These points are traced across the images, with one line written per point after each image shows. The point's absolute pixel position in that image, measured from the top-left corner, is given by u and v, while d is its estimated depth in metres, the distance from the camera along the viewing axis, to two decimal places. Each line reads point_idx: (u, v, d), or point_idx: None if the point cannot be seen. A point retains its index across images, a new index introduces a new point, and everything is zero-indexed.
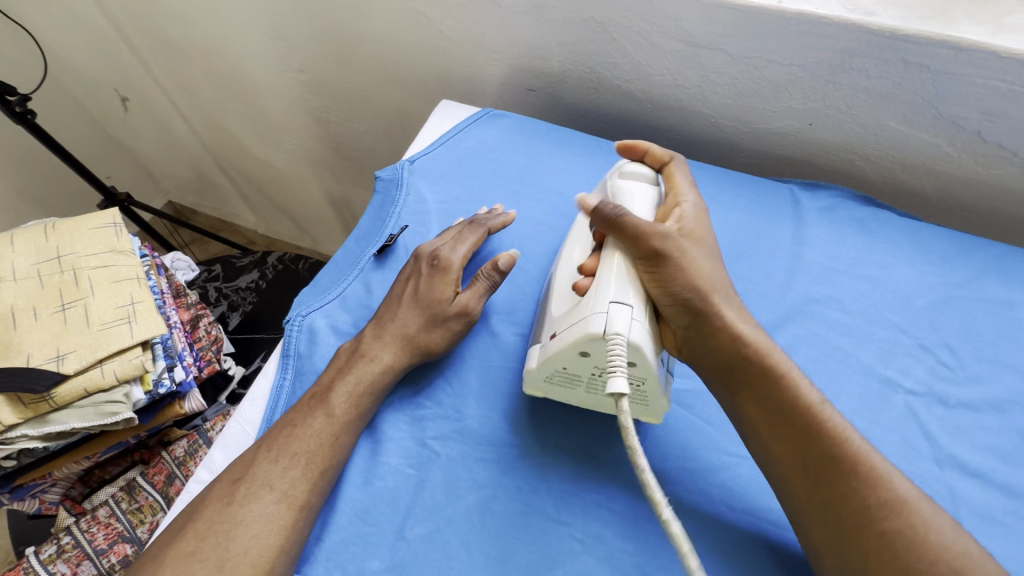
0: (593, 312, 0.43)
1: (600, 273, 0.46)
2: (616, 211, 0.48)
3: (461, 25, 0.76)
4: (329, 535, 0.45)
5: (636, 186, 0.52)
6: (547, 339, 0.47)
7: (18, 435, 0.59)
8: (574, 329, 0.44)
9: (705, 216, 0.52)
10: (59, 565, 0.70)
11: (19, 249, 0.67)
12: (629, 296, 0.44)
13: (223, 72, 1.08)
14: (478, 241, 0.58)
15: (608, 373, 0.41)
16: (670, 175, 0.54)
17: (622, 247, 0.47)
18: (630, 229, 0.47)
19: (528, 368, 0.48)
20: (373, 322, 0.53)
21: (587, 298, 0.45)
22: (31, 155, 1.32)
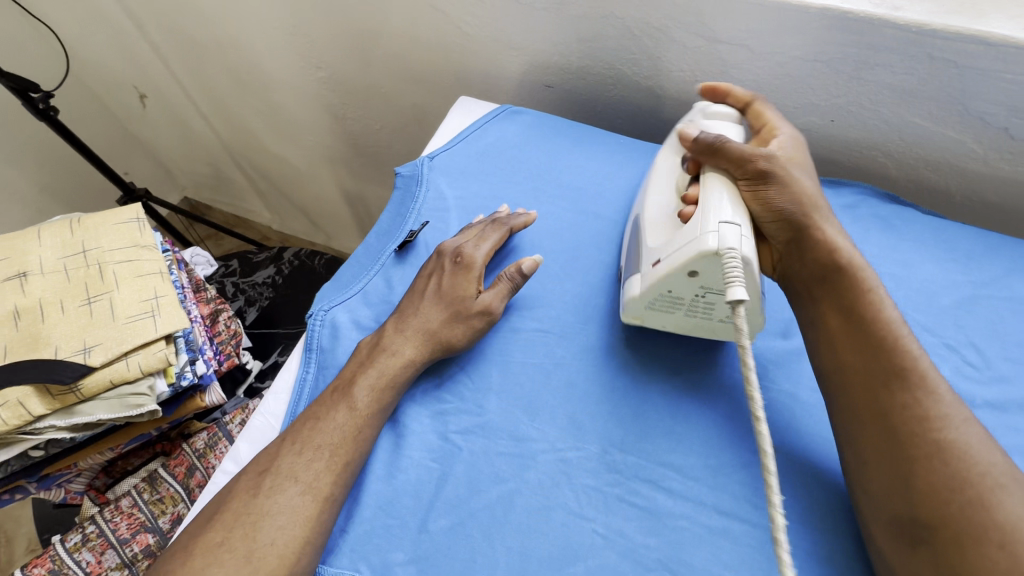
0: (705, 232, 0.44)
1: (705, 198, 0.47)
2: (718, 139, 0.51)
3: (480, 21, 0.76)
4: (353, 527, 0.45)
5: (720, 121, 0.55)
6: (648, 266, 0.48)
7: (46, 426, 0.61)
8: (680, 250, 0.45)
9: (801, 145, 0.55)
10: (85, 553, 0.72)
11: (46, 243, 0.68)
12: (737, 218, 0.45)
13: (241, 69, 1.09)
14: (501, 239, 0.58)
15: (727, 283, 0.42)
16: (757, 112, 0.57)
17: (723, 170, 0.50)
18: (732, 154, 0.50)
19: (628, 295, 0.50)
20: (395, 316, 0.54)
21: (693, 222, 0.46)
22: (52, 152, 1.34)
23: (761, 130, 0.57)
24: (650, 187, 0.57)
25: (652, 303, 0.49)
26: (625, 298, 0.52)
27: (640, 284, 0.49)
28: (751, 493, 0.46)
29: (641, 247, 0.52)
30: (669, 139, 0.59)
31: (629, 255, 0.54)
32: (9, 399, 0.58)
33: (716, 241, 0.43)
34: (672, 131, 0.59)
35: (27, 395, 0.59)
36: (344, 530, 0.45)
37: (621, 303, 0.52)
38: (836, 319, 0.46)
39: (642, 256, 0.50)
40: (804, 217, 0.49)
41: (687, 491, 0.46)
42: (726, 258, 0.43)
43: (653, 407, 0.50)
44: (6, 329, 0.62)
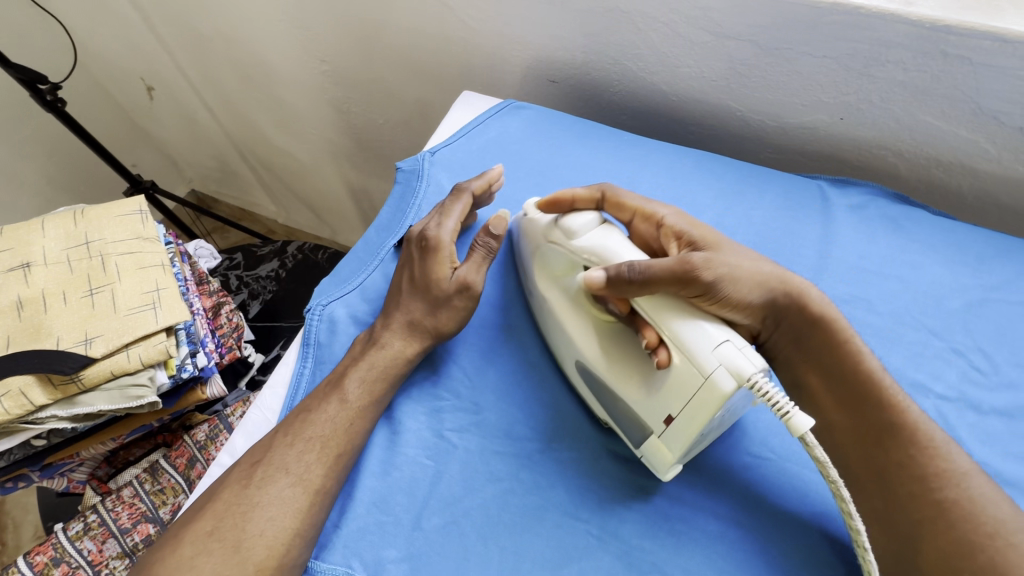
0: (709, 375, 0.38)
1: (677, 339, 0.41)
2: (643, 276, 0.43)
3: (484, 15, 0.75)
4: (346, 523, 0.45)
5: (597, 228, 0.48)
6: (668, 426, 0.42)
7: (48, 415, 0.61)
8: (698, 404, 0.40)
9: (688, 217, 0.51)
10: (86, 542, 0.72)
11: (49, 234, 0.68)
12: (719, 330, 0.40)
13: (246, 62, 1.08)
14: (463, 208, 0.57)
15: (785, 416, 0.38)
16: (618, 203, 0.53)
17: (669, 300, 0.43)
18: (669, 281, 0.43)
19: (658, 462, 0.44)
20: (389, 310, 0.53)
21: (686, 369, 0.40)
22: (60, 143, 1.35)
23: (632, 220, 0.53)
24: (575, 319, 0.50)
25: (690, 450, 0.44)
26: (649, 457, 0.45)
27: (670, 447, 0.43)
28: (746, 495, 0.45)
29: (628, 394, 0.45)
30: (549, 262, 0.52)
31: (615, 405, 0.47)
32: (11, 387, 0.59)
33: (728, 376, 0.38)
34: (550, 251, 0.51)
35: (29, 384, 0.59)
36: (338, 525, 0.45)
37: (651, 463, 0.45)
38: (815, 377, 0.46)
39: (643, 412, 0.44)
40: (762, 291, 0.46)
41: (683, 491, 0.45)
42: (755, 389, 0.37)
43: None
44: (9, 319, 0.63)
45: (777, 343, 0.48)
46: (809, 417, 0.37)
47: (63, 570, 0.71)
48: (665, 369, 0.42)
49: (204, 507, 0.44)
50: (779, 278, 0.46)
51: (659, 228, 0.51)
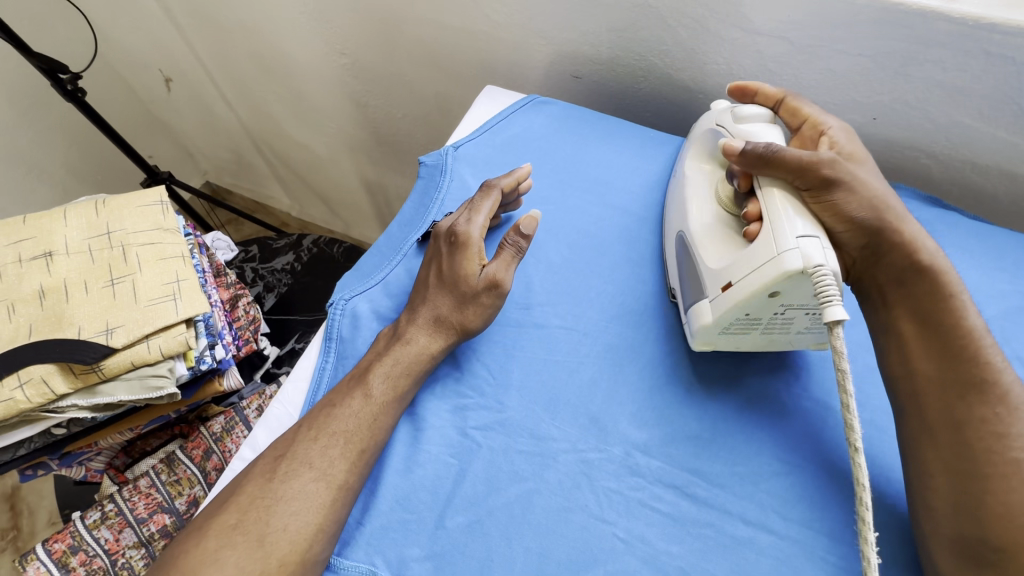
0: (781, 253, 0.42)
1: (771, 214, 0.44)
2: (771, 149, 0.46)
3: (509, 8, 0.74)
4: (369, 519, 0.45)
5: (763, 121, 0.51)
6: (718, 291, 0.46)
7: (68, 404, 0.61)
8: (756, 272, 0.43)
9: (852, 135, 0.52)
10: (103, 531, 0.72)
11: (72, 223, 0.68)
12: (810, 228, 0.43)
13: (266, 54, 1.08)
14: (493, 205, 0.56)
15: (824, 298, 0.40)
16: (794, 109, 0.54)
17: (787, 186, 0.46)
18: (793, 161, 0.45)
19: (700, 323, 0.48)
20: (410, 306, 0.53)
21: (766, 240, 0.43)
22: (79, 132, 1.35)
23: (801, 126, 0.54)
24: (699, 198, 0.54)
25: (731, 329, 0.47)
26: (693, 322, 0.49)
27: (713, 311, 0.46)
28: (777, 501, 0.44)
29: (703, 262, 0.49)
30: (710, 143, 0.56)
31: (688, 274, 0.51)
32: (33, 376, 0.59)
33: (798, 258, 0.41)
34: (714, 133, 0.55)
35: (51, 373, 0.59)
36: (361, 522, 0.45)
37: (690, 329, 0.49)
38: (910, 325, 0.44)
39: (708, 277, 0.48)
40: (872, 214, 0.45)
41: (712, 496, 0.45)
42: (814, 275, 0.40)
43: (675, 409, 0.49)
44: (31, 308, 0.63)
45: (876, 277, 0.46)
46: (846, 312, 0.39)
47: (81, 559, 0.71)
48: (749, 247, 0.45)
49: (229, 498, 0.43)
50: (898, 213, 0.46)
51: (817, 139, 0.52)
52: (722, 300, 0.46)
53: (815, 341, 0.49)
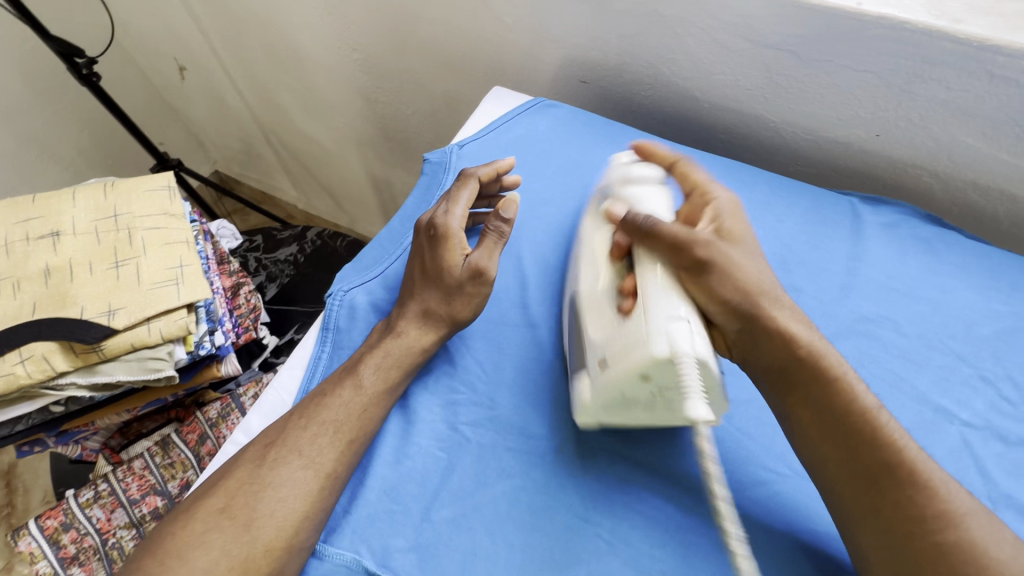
0: (650, 337, 0.40)
1: (645, 294, 0.43)
2: (650, 221, 0.46)
3: (519, 11, 0.75)
4: (356, 509, 0.45)
5: (649, 186, 0.51)
6: (596, 367, 0.44)
7: (67, 382, 0.62)
8: (626, 358, 0.41)
9: (738, 208, 0.50)
10: (96, 510, 0.74)
11: (79, 204, 0.69)
12: (682, 309, 0.41)
13: (278, 46, 1.09)
14: (471, 195, 0.56)
15: (685, 394, 0.39)
16: (685, 173, 0.53)
17: (659, 260, 0.45)
18: (667, 237, 0.45)
19: (580, 401, 0.46)
20: (402, 300, 0.53)
21: (638, 320, 0.42)
22: (92, 117, 1.37)
23: (689, 193, 0.52)
24: (582, 265, 0.52)
25: (609, 409, 0.45)
26: (576, 400, 0.47)
27: (593, 391, 0.45)
28: None
29: (585, 335, 0.47)
30: (598, 211, 0.53)
31: (575, 346, 0.49)
32: (35, 352, 0.60)
33: (665, 345, 0.39)
34: (603, 200, 0.53)
35: (52, 351, 0.60)
36: (348, 511, 0.45)
37: (574, 406, 0.48)
38: (798, 403, 0.43)
39: (589, 353, 0.46)
40: (746, 304, 0.44)
41: (697, 501, 0.45)
42: (678, 367, 0.39)
43: None
44: (36, 286, 0.64)
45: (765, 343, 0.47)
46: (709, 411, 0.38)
47: (72, 536, 0.72)
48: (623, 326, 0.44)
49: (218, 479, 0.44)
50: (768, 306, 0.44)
51: (705, 206, 0.50)
52: (599, 381, 0.44)
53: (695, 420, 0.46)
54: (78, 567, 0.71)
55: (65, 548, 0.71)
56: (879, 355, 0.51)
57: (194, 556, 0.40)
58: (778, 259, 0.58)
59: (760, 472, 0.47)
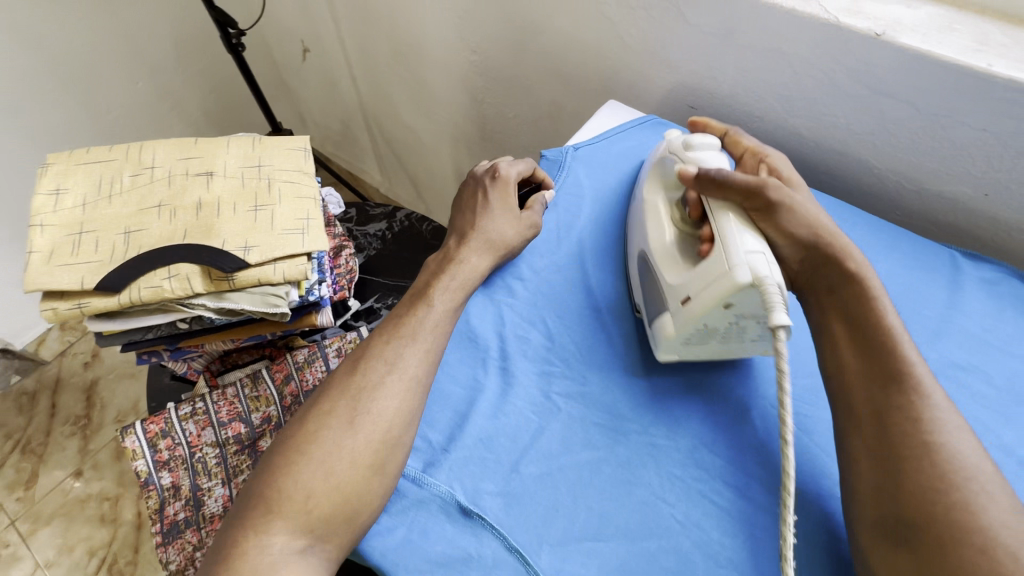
0: (732, 266, 0.46)
1: (721, 235, 0.50)
2: (721, 175, 0.53)
3: (643, 35, 0.80)
4: (452, 449, 0.50)
5: (711, 148, 0.58)
6: (677, 304, 0.51)
7: (199, 303, 0.70)
8: (711, 286, 0.48)
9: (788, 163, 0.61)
10: (190, 424, 0.81)
11: (232, 151, 0.78)
12: (755, 244, 0.48)
13: (403, 40, 1.19)
14: (525, 171, 0.67)
15: (771, 308, 0.44)
16: (736, 140, 0.65)
17: (729, 204, 0.53)
18: (737, 188, 0.52)
19: (662, 336, 0.52)
20: (457, 235, 0.61)
21: (717, 255, 0.48)
22: (219, 83, 1.52)
23: (743, 156, 0.64)
24: (650, 214, 0.59)
25: (691, 342, 0.52)
26: (655, 334, 0.54)
27: (674, 323, 0.51)
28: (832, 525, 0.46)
29: (660, 278, 0.54)
30: (662, 169, 0.62)
31: (649, 293, 0.56)
32: (181, 272, 0.68)
33: (747, 271, 0.46)
34: (665, 159, 0.61)
35: (194, 273, 0.69)
36: (442, 448, 0.50)
37: (655, 340, 0.54)
38: (837, 320, 0.50)
39: (666, 291, 0.53)
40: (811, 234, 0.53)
41: (770, 502, 0.47)
42: (761, 289, 0.45)
43: (745, 419, 0.52)
44: (187, 215, 0.72)
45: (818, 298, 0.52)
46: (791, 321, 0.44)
47: (167, 444, 0.80)
48: (697, 267, 0.50)
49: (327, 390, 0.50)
50: (828, 231, 0.53)
51: (759, 163, 0.62)
52: (679, 312, 0.51)
53: (759, 350, 0.53)
54: (167, 471, 0.80)
55: (160, 453, 0.80)
56: (966, 402, 0.52)
57: (304, 458, 0.45)
58: None
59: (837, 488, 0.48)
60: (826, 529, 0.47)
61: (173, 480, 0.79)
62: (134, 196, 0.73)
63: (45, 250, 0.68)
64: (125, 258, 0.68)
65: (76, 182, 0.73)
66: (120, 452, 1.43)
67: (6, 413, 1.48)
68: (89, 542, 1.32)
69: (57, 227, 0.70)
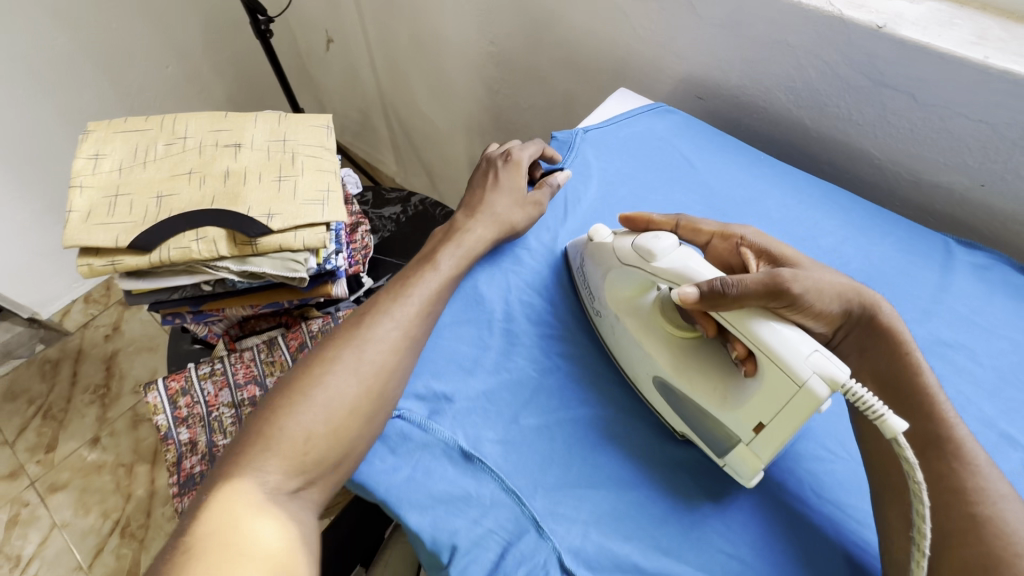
0: (804, 384, 0.42)
1: (765, 351, 0.44)
2: (727, 286, 0.45)
3: (654, 27, 0.83)
4: (456, 398, 0.53)
5: (675, 250, 0.51)
6: (756, 433, 0.46)
7: (223, 266, 0.74)
8: (793, 412, 0.43)
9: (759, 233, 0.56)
10: (208, 383, 0.86)
11: (259, 125, 0.82)
12: (805, 340, 0.43)
13: (424, 31, 1.23)
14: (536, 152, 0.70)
15: (880, 417, 0.40)
16: (694, 226, 0.58)
17: (753, 313, 0.46)
18: (753, 292, 0.45)
19: (744, 466, 0.48)
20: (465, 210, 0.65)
21: (775, 372, 0.43)
22: (246, 71, 1.58)
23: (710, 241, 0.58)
24: (658, 335, 0.54)
25: (775, 460, 0.47)
26: (732, 464, 0.49)
27: (757, 453, 0.46)
28: (811, 482, 0.50)
29: (716, 407, 0.49)
30: (618, 286, 0.56)
31: (698, 416, 0.50)
32: (208, 236, 0.72)
33: (822, 383, 0.41)
34: (623, 273, 0.55)
35: (221, 237, 0.73)
36: (447, 397, 0.53)
37: (733, 470, 0.49)
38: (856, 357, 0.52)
39: (732, 422, 0.47)
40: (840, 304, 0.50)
41: None
42: (850, 394, 0.41)
43: None
44: (216, 183, 0.76)
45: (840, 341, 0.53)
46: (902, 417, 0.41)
47: (187, 401, 0.84)
48: (753, 381, 0.46)
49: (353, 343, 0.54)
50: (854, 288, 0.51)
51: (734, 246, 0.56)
52: (759, 441, 0.46)
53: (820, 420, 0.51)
54: (186, 427, 0.84)
55: (179, 409, 0.84)
56: (951, 376, 0.55)
57: (320, 397, 0.49)
58: (864, 278, 0.62)
59: (820, 450, 0.52)
60: (807, 486, 0.50)
61: (191, 435, 0.84)
62: (167, 163, 0.77)
63: (84, 210, 0.73)
64: (157, 220, 0.73)
65: (114, 149, 0.77)
66: (136, 421, 1.48)
67: (30, 379, 1.54)
68: (104, 505, 1.37)
69: (95, 189, 0.75)
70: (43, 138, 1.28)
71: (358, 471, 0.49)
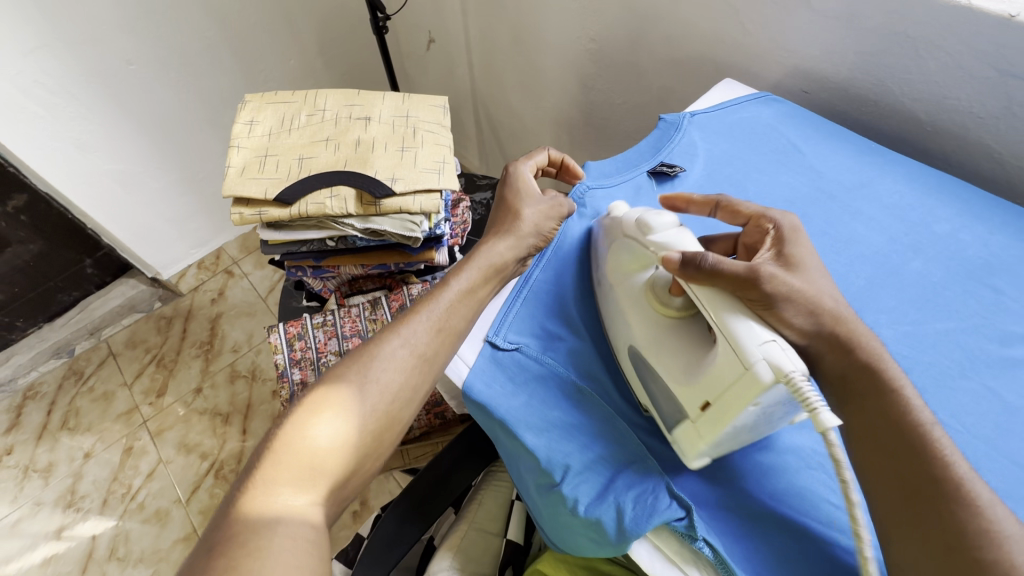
0: (749, 367, 0.42)
1: (724, 330, 0.45)
2: (709, 261, 0.48)
3: (765, 21, 0.84)
4: (569, 340, 0.59)
5: (673, 228, 0.54)
6: (699, 410, 0.46)
7: (349, 223, 0.83)
8: (735, 392, 0.43)
9: (796, 233, 0.54)
10: (320, 331, 0.95)
11: (386, 103, 0.91)
12: (767, 331, 0.43)
13: (523, 28, 1.29)
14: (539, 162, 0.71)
15: (813, 413, 0.39)
16: (732, 210, 0.58)
17: (721, 296, 0.47)
18: (729, 273, 0.47)
19: (690, 442, 0.47)
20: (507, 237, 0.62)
21: (730, 347, 0.44)
22: (353, 68, 1.72)
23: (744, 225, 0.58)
24: (637, 310, 0.54)
25: (719, 445, 0.47)
26: (678, 440, 0.49)
27: (700, 433, 0.46)
28: None
29: (673, 380, 0.49)
30: (621, 256, 0.58)
31: (659, 387, 0.51)
32: (340, 194, 0.81)
33: (768, 370, 0.41)
34: (625, 245, 0.58)
35: (351, 196, 0.81)
36: (560, 337, 0.59)
37: (680, 447, 0.49)
38: None
39: (683, 395, 0.48)
40: None
41: None
42: (792, 387, 0.40)
43: None
44: (348, 149, 0.86)
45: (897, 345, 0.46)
46: (837, 418, 0.38)
47: (301, 345, 0.95)
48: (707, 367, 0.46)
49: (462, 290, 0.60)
50: None
51: (764, 232, 0.55)
52: (704, 419, 0.46)
53: (788, 422, 0.47)
54: (298, 368, 0.94)
55: (295, 352, 0.94)
56: None
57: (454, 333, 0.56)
58: (984, 264, 0.62)
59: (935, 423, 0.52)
60: None
61: (302, 376, 0.93)
62: (309, 131, 0.88)
63: (239, 166, 0.84)
64: (299, 177, 0.83)
65: (266, 116, 0.89)
66: (233, 376, 1.63)
67: (147, 331, 1.73)
68: (201, 448, 1.52)
69: (249, 149, 0.86)
70: (181, 117, 1.45)
71: (479, 392, 0.54)
